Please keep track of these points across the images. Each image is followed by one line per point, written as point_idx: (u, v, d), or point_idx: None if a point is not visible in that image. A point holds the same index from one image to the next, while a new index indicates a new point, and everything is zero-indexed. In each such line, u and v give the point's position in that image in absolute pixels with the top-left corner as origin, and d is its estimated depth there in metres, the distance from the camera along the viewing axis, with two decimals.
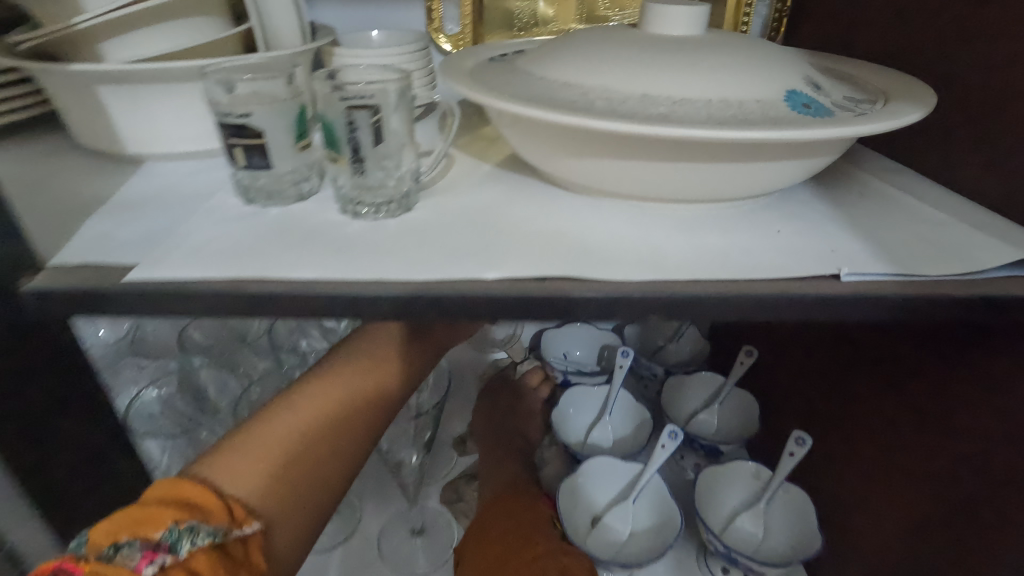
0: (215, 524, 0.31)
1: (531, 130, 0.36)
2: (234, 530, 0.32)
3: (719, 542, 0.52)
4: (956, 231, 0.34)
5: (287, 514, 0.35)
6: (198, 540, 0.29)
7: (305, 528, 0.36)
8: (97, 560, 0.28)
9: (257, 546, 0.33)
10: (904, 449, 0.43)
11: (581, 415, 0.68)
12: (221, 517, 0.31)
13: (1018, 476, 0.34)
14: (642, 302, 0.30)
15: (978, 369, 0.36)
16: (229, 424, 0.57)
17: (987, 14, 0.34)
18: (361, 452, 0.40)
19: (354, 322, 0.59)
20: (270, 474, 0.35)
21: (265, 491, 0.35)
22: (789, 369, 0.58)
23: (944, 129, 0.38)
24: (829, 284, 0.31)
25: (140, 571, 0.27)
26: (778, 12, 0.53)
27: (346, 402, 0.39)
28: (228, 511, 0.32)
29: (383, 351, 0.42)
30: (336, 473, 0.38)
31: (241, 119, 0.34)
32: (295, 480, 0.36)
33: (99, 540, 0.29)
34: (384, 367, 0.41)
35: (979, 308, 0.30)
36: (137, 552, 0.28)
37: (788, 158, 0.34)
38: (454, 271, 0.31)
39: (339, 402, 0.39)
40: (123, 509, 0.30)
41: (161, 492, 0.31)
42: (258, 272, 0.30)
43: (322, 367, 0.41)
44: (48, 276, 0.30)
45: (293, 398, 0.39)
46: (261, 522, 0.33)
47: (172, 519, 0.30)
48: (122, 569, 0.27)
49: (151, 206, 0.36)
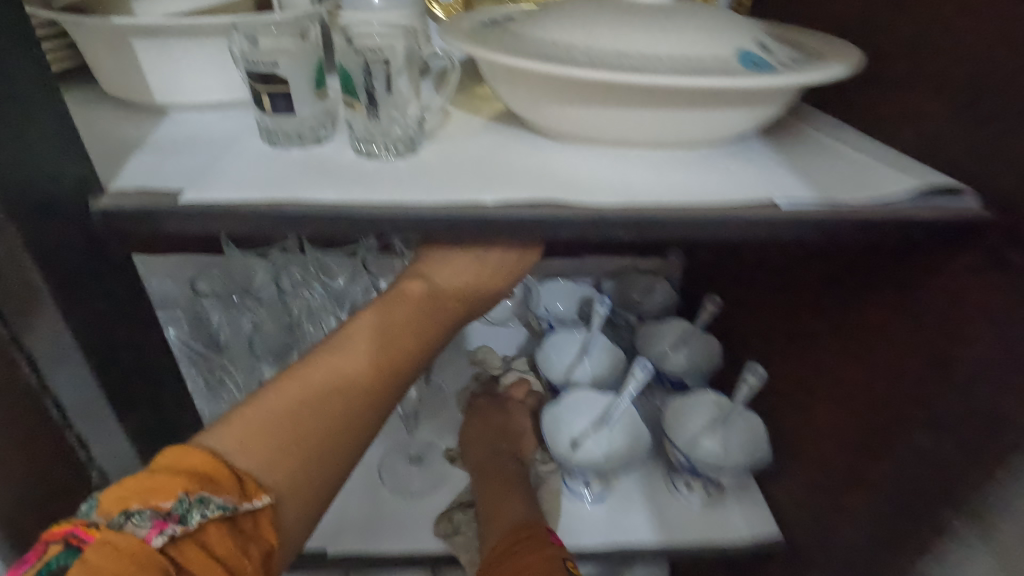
0: (225, 497, 0.32)
1: (517, 85, 0.41)
2: (244, 503, 0.33)
3: (681, 455, 0.61)
4: (884, 173, 0.39)
5: (298, 490, 0.36)
6: (208, 511, 0.31)
7: (315, 503, 0.38)
8: (108, 526, 0.30)
9: (267, 520, 0.34)
10: (845, 361, 0.49)
11: (562, 356, 0.74)
12: (233, 490, 0.33)
13: (928, 368, 0.41)
14: (614, 223, 0.36)
15: (904, 284, 0.42)
16: (250, 358, 0.70)
17: None
18: (368, 429, 0.41)
19: (353, 264, 0.70)
20: (280, 450, 0.36)
21: (275, 466, 0.36)
22: (752, 304, 0.65)
23: (880, 85, 0.43)
24: (769, 211, 0.36)
25: (151, 540, 0.29)
26: None
27: (352, 381, 0.40)
28: (241, 484, 0.34)
29: (388, 332, 0.42)
30: (345, 449, 0.39)
31: (270, 68, 0.40)
32: (314, 446, 0.38)
33: (110, 508, 0.30)
34: (389, 348, 0.42)
35: (882, 230, 0.36)
36: (147, 521, 0.30)
37: (736, 107, 0.40)
38: (458, 196, 0.36)
39: (345, 381, 0.40)
40: (134, 476, 0.32)
41: (173, 461, 0.33)
42: (291, 195, 0.36)
43: (331, 343, 0.42)
44: (112, 198, 0.34)
45: (303, 373, 0.40)
46: (271, 497, 0.35)
47: (183, 489, 0.31)
48: (134, 537, 0.29)
49: (188, 147, 0.42)
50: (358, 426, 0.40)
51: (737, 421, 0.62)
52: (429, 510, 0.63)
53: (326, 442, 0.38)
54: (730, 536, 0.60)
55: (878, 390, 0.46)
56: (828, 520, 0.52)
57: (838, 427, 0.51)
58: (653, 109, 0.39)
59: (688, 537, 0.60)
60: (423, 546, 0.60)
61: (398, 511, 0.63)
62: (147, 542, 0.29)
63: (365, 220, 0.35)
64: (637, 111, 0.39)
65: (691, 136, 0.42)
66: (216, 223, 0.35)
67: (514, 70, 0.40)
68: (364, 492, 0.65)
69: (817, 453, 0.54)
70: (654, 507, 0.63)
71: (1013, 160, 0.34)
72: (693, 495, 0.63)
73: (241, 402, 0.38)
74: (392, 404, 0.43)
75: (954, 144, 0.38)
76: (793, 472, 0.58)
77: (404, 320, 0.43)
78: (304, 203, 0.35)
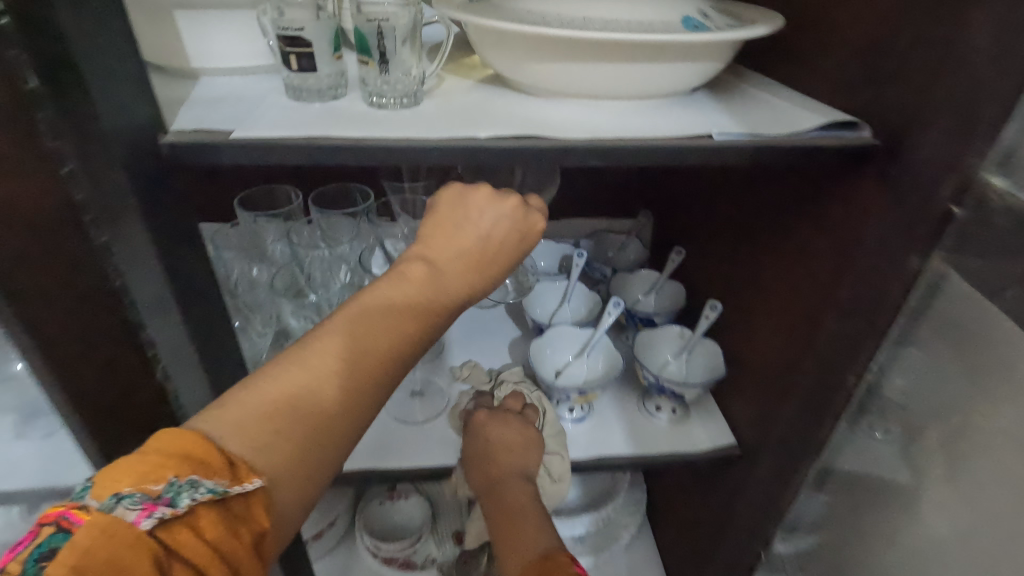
0: (216, 480, 0.30)
1: (503, 48, 0.50)
2: (235, 486, 0.31)
3: (651, 375, 0.70)
4: (799, 114, 0.48)
5: (293, 475, 0.33)
6: (198, 495, 0.29)
7: (313, 487, 0.35)
8: (96, 509, 0.27)
9: (259, 503, 0.32)
10: (776, 280, 0.59)
11: (547, 303, 0.84)
12: (225, 473, 0.31)
13: (832, 272, 0.50)
14: (583, 153, 0.45)
15: (813, 205, 0.52)
16: (263, 306, 0.76)
17: None
18: (379, 408, 0.38)
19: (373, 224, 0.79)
20: (279, 432, 0.33)
21: (273, 449, 0.33)
22: (710, 248, 0.75)
23: (798, 45, 0.53)
24: (706, 141, 0.46)
25: (138, 524, 0.27)
26: None
27: (360, 359, 0.36)
28: (233, 468, 0.31)
29: (402, 309, 0.38)
30: (352, 430, 0.36)
31: (297, 33, 0.48)
32: (324, 426, 0.34)
33: (98, 490, 0.28)
34: (403, 325, 0.38)
35: (798, 155, 0.46)
36: (136, 504, 0.28)
37: (681, 61, 0.49)
38: (458, 133, 0.45)
39: (353, 359, 0.36)
40: (125, 456, 0.29)
41: (166, 441, 0.30)
42: (320, 133, 0.44)
43: (341, 318, 0.37)
44: (175, 135, 0.42)
45: (309, 350, 0.36)
46: (264, 481, 0.32)
47: (173, 472, 0.29)
48: (122, 521, 0.27)
49: (225, 102, 0.50)
50: (371, 406, 0.37)
51: (699, 348, 0.72)
52: (430, 435, 0.71)
53: (342, 418, 0.35)
54: (693, 446, 0.69)
55: (800, 295, 0.55)
56: (766, 416, 0.61)
57: (773, 335, 0.60)
58: (615, 63, 0.48)
59: (657, 449, 0.69)
60: (426, 463, 0.68)
61: (403, 436, 0.71)
62: (135, 526, 0.27)
63: (382, 152, 0.44)
64: (601, 66, 0.48)
65: (646, 89, 0.51)
66: (260, 156, 0.43)
67: (500, 34, 0.48)
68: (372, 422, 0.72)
69: (758, 363, 0.63)
70: (628, 427, 0.72)
71: (886, 92, 0.44)
72: (662, 415, 0.72)
73: (244, 380, 0.35)
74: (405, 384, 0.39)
75: (853, 87, 0.47)
76: (742, 385, 0.67)
77: (416, 297, 0.40)
78: (332, 139, 0.44)
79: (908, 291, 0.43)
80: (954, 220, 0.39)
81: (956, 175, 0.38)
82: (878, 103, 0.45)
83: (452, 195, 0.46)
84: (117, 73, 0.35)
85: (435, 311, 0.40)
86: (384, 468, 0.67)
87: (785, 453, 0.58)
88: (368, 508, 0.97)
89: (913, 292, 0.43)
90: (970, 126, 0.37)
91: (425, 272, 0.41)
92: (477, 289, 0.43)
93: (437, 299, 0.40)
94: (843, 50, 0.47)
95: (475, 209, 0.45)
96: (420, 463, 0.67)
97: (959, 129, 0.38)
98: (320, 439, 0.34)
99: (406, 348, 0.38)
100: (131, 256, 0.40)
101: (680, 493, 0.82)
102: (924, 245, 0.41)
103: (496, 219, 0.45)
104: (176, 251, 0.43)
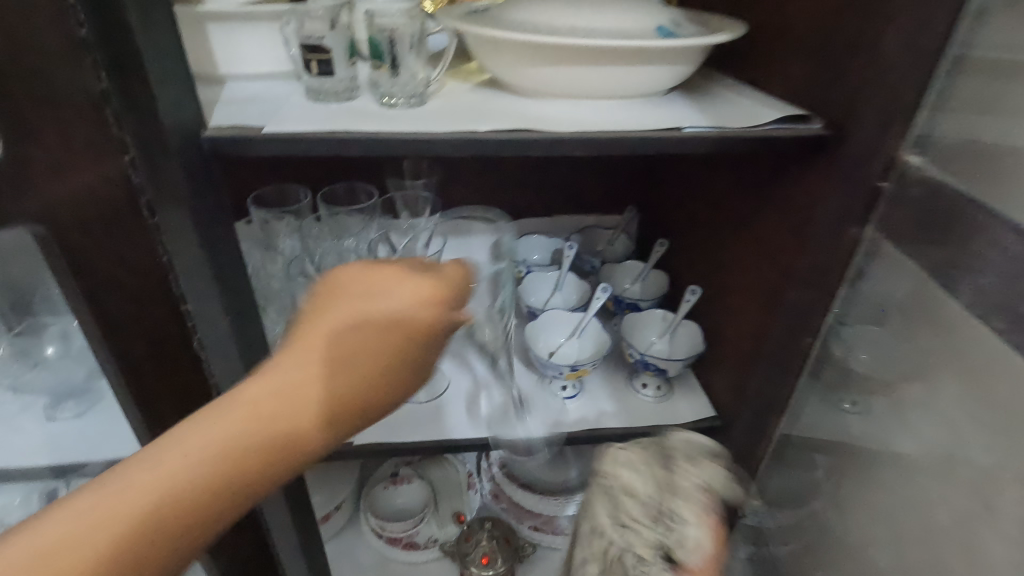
0: None
1: (500, 54, 0.56)
2: None
3: (636, 353, 0.76)
4: (760, 110, 0.55)
5: None
6: None
7: None
8: None
9: None
10: (749, 261, 0.65)
11: (541, 292, 0.91)
12: None
13: (795, 248, 0.56)
14: (572, 144, 0.51)
15: (778, 191, 0.58)
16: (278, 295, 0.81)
17: None
18: (220, 524, 0.35)
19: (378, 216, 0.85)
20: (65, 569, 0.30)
21: None
22: (690, 238, 0.81)
23: (759, 49, 0.60)
24: (679, 134, 0.52)
25: None
26: None
27: (197, 480, 0.33)
28: None
29: (260, 418, 0.35)
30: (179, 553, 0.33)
31: (317, 41, 0.55)
32: (149, 551, 0.32)
33: None
34: (255, 439, 0.34)
35: (759, 145, 0.52)
36: None
37: (656, 64, 0.55)
38: (463, 128, 0.51)
39: (188, 480, 0.33)
40: None
41: None
42: (340, 128, 0.50)
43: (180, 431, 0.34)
44: (215, 130, 0.48)
45: (134, 466, 0.33)
46: None
47: None
48: None
49: (252, 103, 0.56)
50: (211, 521, 0.34)
51: (680, 329, 0.79)
52: (434, 413, 0.76)
53: (179, 533, 0.33)
54: (677, 419, 0.75)
55: (764, 272, 0.62)
56: (740, 384, 0.68)
57: (743, 311, 0.67)
58: (598, 66, 0.55)
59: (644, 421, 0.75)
60: (431, 437, 0.73)
61: (409, 414, 0.76)
62: None
63: (395, 144, 0.50)
64: (586, 69, 0.55)
65: (626, 89, 0.58)
66: (288, 148, 0.49)
67: (497, 41, 0.55)
68: None
69: (733, 337, 0.70)
70: (617, 403, 0.78)
71: (829, 89, 0.50)
72: (648, 391, 0.78)
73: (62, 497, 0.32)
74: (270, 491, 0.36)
75: (805, 86, 0.54)
76: (719, 360, 0.73)
77: (287, 402, 0.36)
78: (351, 133, 0.50)
79: (850, 258, 0.51)
80: (886, 194, 0.46)
81: (881, 157, 0.46)
82: (824, 98, 0.51)
83: (352, 274, 0.41)
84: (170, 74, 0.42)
85: (318, 420, 0.36)
86: (392, 441, 0.72)
87: (759, 414, 0.65)
88: (374, 492, 1.02)
89: (853, 258, 0.51)
90: (890, 117, 0.45)
91: (308, 373, 0.37)
92: (370, 396, 0.39)
93: (321, 402, 0.36)
94: (797, 53, 0.54)
95: (378, 290, 0.41)
96: (425, 437, 0.73)
97: (881, 119, 0.45)
98: (142, 567, 0.32)
99: (306, 446, 0.36)
100: (177, 234, 0.46)
101: None
102: (860, 217, 0.49)
103: (398, 307, 0.40)
104: (213, 232, 0.49)
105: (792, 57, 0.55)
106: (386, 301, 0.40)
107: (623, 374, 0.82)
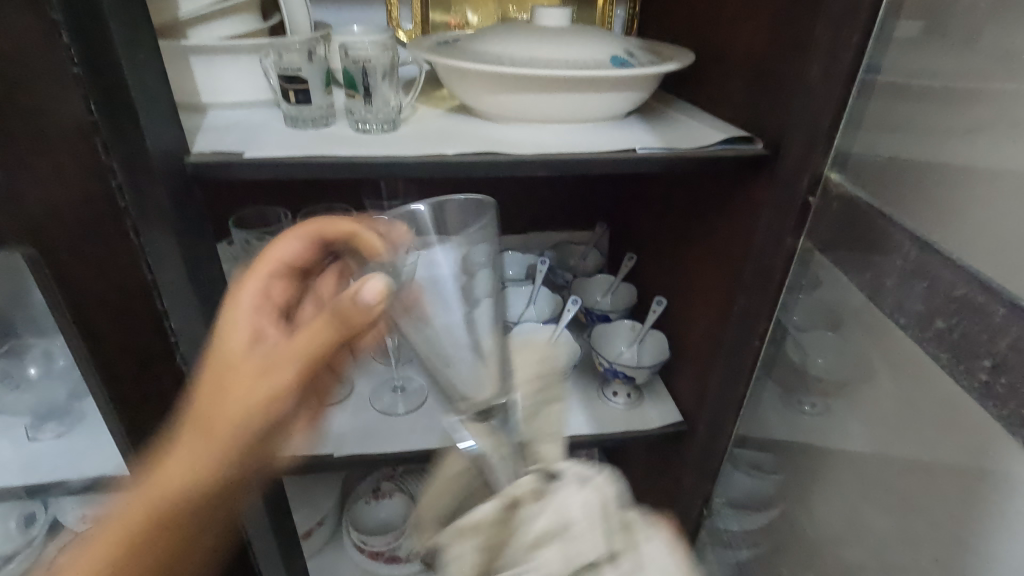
0: None
1: (467, 82, 0.61)
2: None
3: (606, 361, 0.80)
4: (707, 132, 0.60)
5: None
6: None
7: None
8: None
9: None
10: (704, 272, 0.69)
11: (515, 306, 0.94)
12: None
13: (741, 259, 0.61)
14: (533, 165, 0.55)
15: (726, 207, 0.63)
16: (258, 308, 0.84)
17: (719, 11, 0.62)
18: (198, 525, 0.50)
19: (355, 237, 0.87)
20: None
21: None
22: (654, 251, 0.86)
23: (707, 77, 0.65)
24: (632, 155, 0.57)
25: None
26: (630, 16, 0.81)
27: (157, 516, 0.46)
28: None
29: (176, 462, 0.48)
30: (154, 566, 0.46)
31: (295, 72, 0.58)
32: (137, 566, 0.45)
33: None
34: (186, 475, 0.48)
35: (705, 164, 0.57)
36: None
37: (611, 91, 0.60)
38: (431, 151, 0.55)
39: (148, 516, 0.46)
40: None
41: None
42: (317, 153, 0.54)
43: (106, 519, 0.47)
44: (198, 156, 0.51)
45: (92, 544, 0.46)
46: None
47: None
48: None
49: (233, 129, 0.59)
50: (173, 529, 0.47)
51: (648, 338, 0.82)
52: (413, 424, 0.79)
53: (156, 547, 0.46)
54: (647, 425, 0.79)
55: (718, 282, 0.66)
56: (700, 389, 0.72)
57: (701, 319, 0.71)
58: (557, 93, 0.59)
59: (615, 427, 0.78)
60: (410, 447, 0.76)
61: (389, 426, 0.79)
62: None
63: (368, 168, 0.53)
64: (546, 96, 0.59)
65: (584, 115, 0.62)
66: (268, 172, 0.52)
67: (464, 71, 0.59)
68: (359, 414, 0.80)
69: (693, 344, 0.74)
70: (589, 410, 0.82)
71: (766, 112, 0.55)
72: (619, 399, 0.82)
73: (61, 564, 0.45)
74: (204, 510, 0.49)
75: (747, 110, 0.58)
76: (683, 367, 0.77)
77: (198, 448, 0.49)
78: (327, 157, 0.53)
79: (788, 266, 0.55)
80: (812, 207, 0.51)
81: (808, 174, 0.50)
82: (762, 121, 0.56)
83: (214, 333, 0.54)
84: (155, 104, 0.45)
85: (220, 450, 0.49)
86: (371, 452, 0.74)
87: (719, 416, 0.68)
88: (355, 507, 1.04)
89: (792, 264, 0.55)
90: (814, 139, 0.49)
91: (204, 407, 0.49)
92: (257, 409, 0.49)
93: (220, 376, 0.51)
94: (739, 81, 0.59)
95: (233, 323, 0.54)
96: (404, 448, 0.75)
97: (807, 141, 0.50)
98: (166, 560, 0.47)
99: (221, 464, 0.49)
100: (163, 254, 0.49)
101: (639, 474, 0.91)
102: (794, 229, 0.53)
103: (245, 326, 0.53)
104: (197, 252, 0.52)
105: (734, 84, 0.60)
106: (238, 326, 0.53)
107: (595, 383, 0.86)
